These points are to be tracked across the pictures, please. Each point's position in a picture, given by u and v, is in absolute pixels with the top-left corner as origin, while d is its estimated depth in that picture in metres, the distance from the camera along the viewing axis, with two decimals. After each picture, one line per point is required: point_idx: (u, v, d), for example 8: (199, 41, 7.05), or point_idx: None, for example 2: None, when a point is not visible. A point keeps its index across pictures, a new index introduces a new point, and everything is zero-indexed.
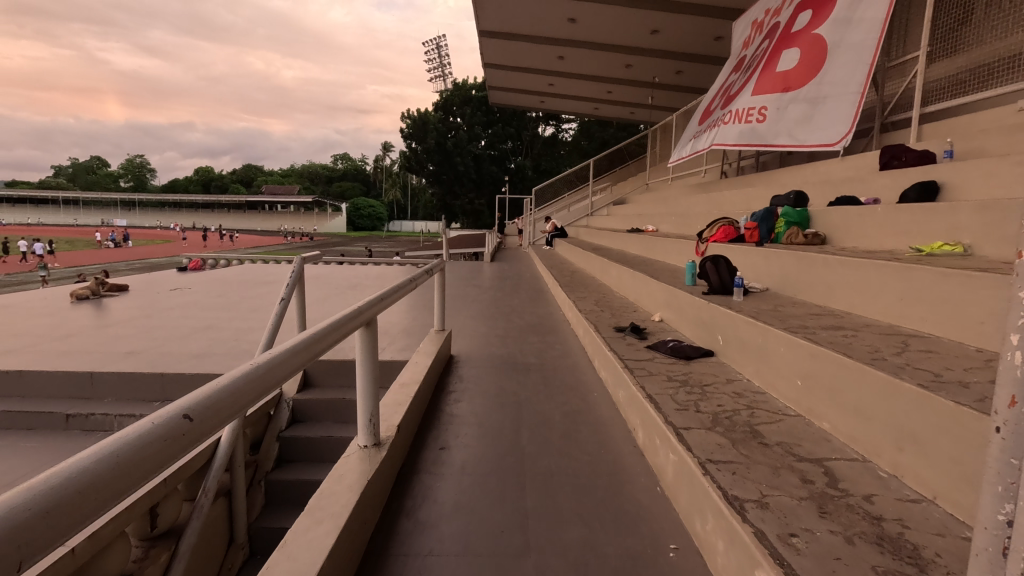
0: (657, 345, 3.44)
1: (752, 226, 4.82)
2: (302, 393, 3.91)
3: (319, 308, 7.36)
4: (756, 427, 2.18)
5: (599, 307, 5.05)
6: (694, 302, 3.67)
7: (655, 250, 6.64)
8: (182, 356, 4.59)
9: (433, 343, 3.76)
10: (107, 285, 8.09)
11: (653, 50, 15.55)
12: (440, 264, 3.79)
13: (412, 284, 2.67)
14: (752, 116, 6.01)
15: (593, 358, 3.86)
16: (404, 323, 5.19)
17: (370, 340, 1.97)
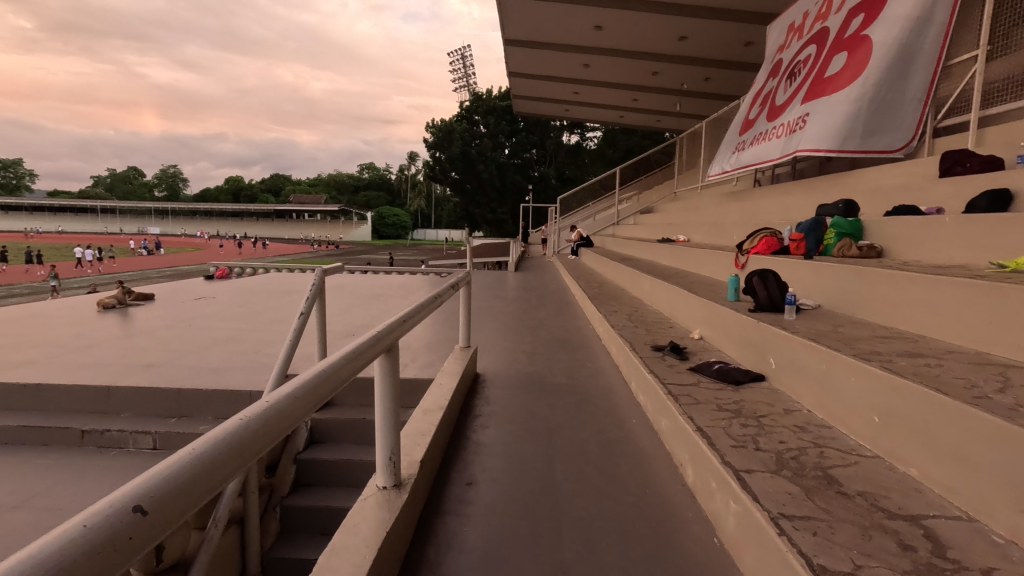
0: (700, 368, 3.17)
1: (799, 238, 4.50)
2: (321, 412, 3.72)
3: (341, 318, 7.24)
4: (828, 471, 1.90)
5: (633, 322, 4.78)
6: (739, 320, 3.39)
7: (689, 261, 6.35)
8: (200, 370, 4.45)
9: (458, 360, 3.56)
10: (133, 294, 8.12)
11: (681, 57, 15.24)
12: (465, 278, 3.58)
13: (435, 301, 2.46)
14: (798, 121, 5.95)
15: (629, 379, 3.60)
16: (427, 337, 5.00)
17: (392, 368, 1.75)
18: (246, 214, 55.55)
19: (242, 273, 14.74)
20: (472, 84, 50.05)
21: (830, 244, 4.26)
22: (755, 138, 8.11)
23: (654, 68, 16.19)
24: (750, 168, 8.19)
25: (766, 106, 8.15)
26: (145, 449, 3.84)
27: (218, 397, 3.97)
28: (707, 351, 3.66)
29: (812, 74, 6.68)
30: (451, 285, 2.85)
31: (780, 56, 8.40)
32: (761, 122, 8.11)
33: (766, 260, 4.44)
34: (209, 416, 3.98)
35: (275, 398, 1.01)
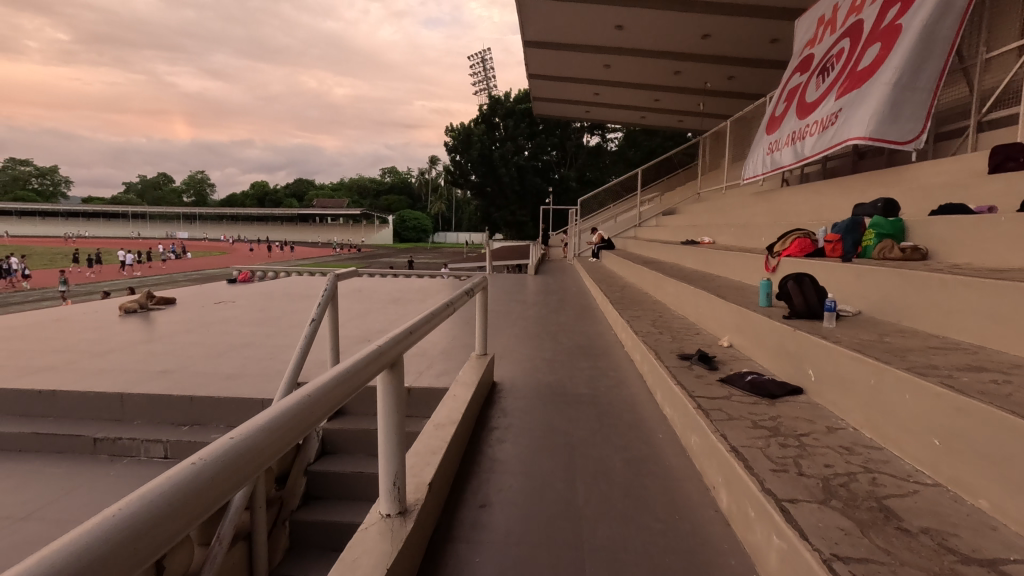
0: (732, 379, 2.96)
1: (835, 239, 4.25)
2: (334, 422, 3.60)
3: (359, 322, 7.18)
4: (885, 502, 1.69)
5: (658, 329, 4.57)
6: (773, 328, 3.17)
7: (716, 264, 6.11)
8: (213, 376, 4.39)
9: (473, 369, 3.41)
10: (155, 298, 8.18)
11: (704, 56, 14.92)
12: (480, 283, 3.43)
13: (445, 310, 2.30)
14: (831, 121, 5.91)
15: (654, 391, 3.40)
16: (444, 344, 4.86)
17: (398, 384, 1.60)
18: (271, 218, 56.46)
19: (264, 277, 14.85)
20: (492, 87, 50.08)
21: (869, 245, 4.01)
22: (787, 137, 7.83)
23: (676, 68, 15.87)
24: (780, 166, 7.92)
25: (797, 103, 7.85)
26: (156, 457, 3.78)
27: (229, 405, 3.88)
28: (738, 360, 3.44)
29: (846, 69, 6.39)
30: (464, 292, 2.70)
31: (810, 51, 8.08)
32: (792, 120, 7.82)
33: (800, 263, 4.20)
34: (221, 424, 3.90)
35: (249, 428, 0.88)
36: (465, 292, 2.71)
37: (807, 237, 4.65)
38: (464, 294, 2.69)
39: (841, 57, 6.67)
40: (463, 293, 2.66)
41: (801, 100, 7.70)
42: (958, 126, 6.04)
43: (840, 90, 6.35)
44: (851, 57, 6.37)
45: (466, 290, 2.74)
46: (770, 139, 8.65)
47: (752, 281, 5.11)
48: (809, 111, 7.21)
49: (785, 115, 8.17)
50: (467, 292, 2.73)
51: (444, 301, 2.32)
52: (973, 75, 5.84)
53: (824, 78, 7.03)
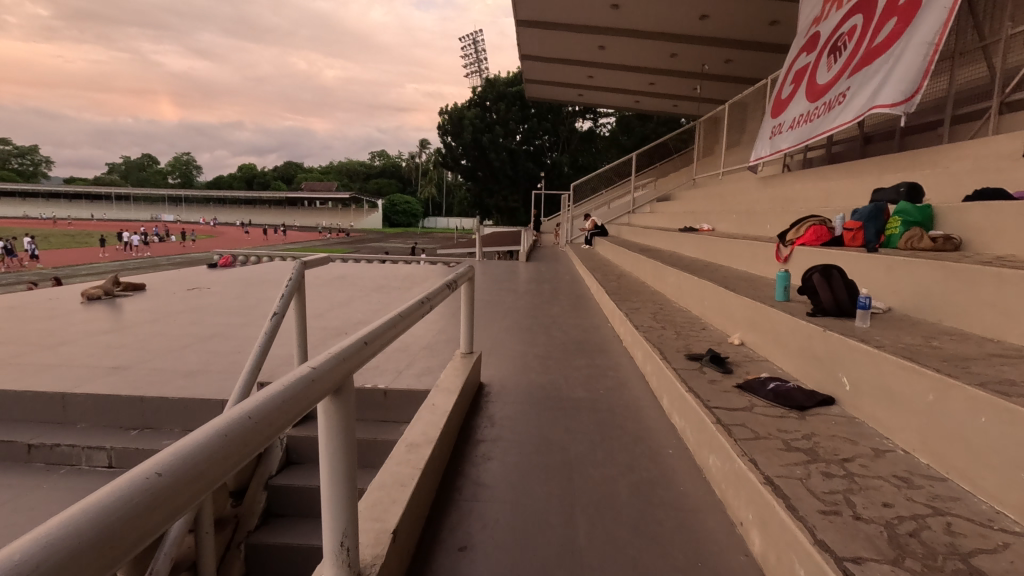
0: (752, 387, 2.60)
1: (856, 226, 3.88)
2: (301, 427, 3.20)
3: (339, 311, 6.77)
4: (973, 561, 1.33)
5: (660, 324, 4.20)
6: (796, 326, 2.81)
7: (719, 253, 5.74)
8: (169, 374, 3.96)
9: (456, 371, 3.03)
10: (121, 284, 7.68)
11: (702, 38, 14.44)
12: (464, 273, 3.03)
13: (418, 311, 1.90)
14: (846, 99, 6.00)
15: (660, 397, 3.05)
16: (427, 339, 4.45)
17: (344, 416, 1.19)
18: (258, 201, 55.32)
19: (246, 262, 14.36)
20: (483, 69, 49.00)
21: (895, 233, 3.65)
22: (795, 120, 7.46)
23: (673, 50, 15.39)
24: (786, 150, 7.55)
25: (806, 84, 7.45)
26: (101, 467, 3.38)
27: (184, 408, 3.46)
28: (754, 362, 3.09)
29: (858, 47, 5.98)
30: (439, 287, 2.30)
31: (817, 28, 7.62)
32: (801, 102, 7.44)
33: (818, 253, 3.83)
34: (174, 428, 3.49)
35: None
36: (441, 286, 2.31)
37: (823, 224, 4.28)
38: (439, 288, 2.30)
39: (853, 34, 6.23)
40: (437, 288, 2.26)
41: (811, 79, 7.30)
42: (978, 108, 5.66)
43: (853, 68, 5.98)
44: (864, 33, 5.95)
45: (443, 285, 2.34)
46: (776, 121, 8.27)
47: (761, 271, 4.74)
48: (820, 94, 6.82)
49: (794, 97, 7.78)
50: (444, 287, 2.33)
51: (413, 301, 1.91)
52: (995, 53, 5.48)
53: (836, 57, 6.61)
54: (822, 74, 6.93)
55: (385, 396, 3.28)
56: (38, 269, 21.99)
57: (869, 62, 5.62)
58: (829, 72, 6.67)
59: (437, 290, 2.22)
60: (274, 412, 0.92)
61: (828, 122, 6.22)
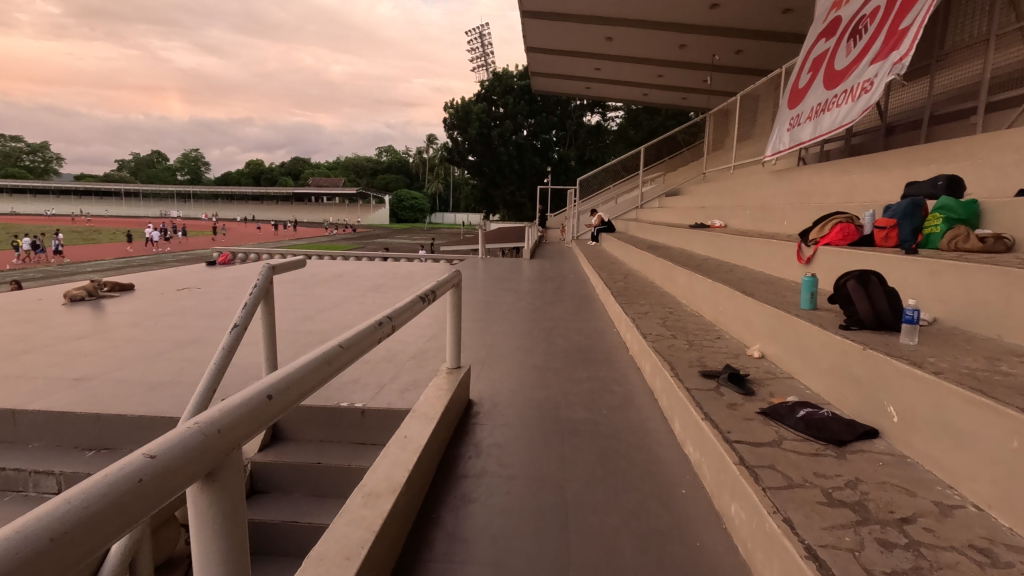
0: (780, 413, 2.23)
1: (889, 224, 3.49)
2: (268, 452, 2.88)
3: (331, 311, 6.45)
4: None
5: (670, 332, 3.82)
6: (827, 342, 2.44)
7: (735, 253, 5.34)
8: (132, 387, 3.63)
9: (439, 391, 2.68)
10: (108, 285, 7.40)
11: (713, 28, 13.95)
12: (450, 279, 2.67)
13: (377, 334, 1.54)
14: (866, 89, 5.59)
15: (672, 420, 2.68)
16: (415, 347, 4.09)
17: (221, 506, 0.83)
18: (265, 196, 55.26)
19: (246, 260, 14.14)
20: (490, 63, 48.49)
21: (935, 232, 3.27)
22: (813, 110, 7.02)
23: (682, 41, 14.90)
24: (803, 142, 7.13)
25: (824, 71, 7.00)
26: (50, 494, 3.07)
27: (142, 427, 3.14)
28: (778, 380, 2.71)
29: (880, 30, 5.54)
30: (411, 300, 1.95)
31: (836, 13, 7.15)
32: (819, 91, 7.00)
33: (847, 254, 3.44)
34: (132, 449, 3.17)
35: None
36: (414, 299, 1.95)
37: (851, 221, 3.88)
38: (411, 302, 1.94)
39: (875, 16, 5.78)
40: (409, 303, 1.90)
41: (830, 66, 6.84)
42: (1015, 94, 5.22)
43: (875, 53, 5.54)
44: (886, 15, 5.51)
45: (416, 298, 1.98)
46: (794, 111, 7.83)
47: (780, 273, 4.34)
48: (839, 81, 6.38)
49: (812, 86, 7.33)
50: (416, 300, 1.98)
51: (372, 320, 1.55)
52: None
53: (856, 42, 6.17)
54: (841, 61, 6.49)
55: (362, 416, 2.93)
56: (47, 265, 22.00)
57: (893, 47, 5.14)
58: (849, 58, 6.22)
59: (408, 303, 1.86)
60: (80, 528, 0.57)
61: (847, 113, 5.80)
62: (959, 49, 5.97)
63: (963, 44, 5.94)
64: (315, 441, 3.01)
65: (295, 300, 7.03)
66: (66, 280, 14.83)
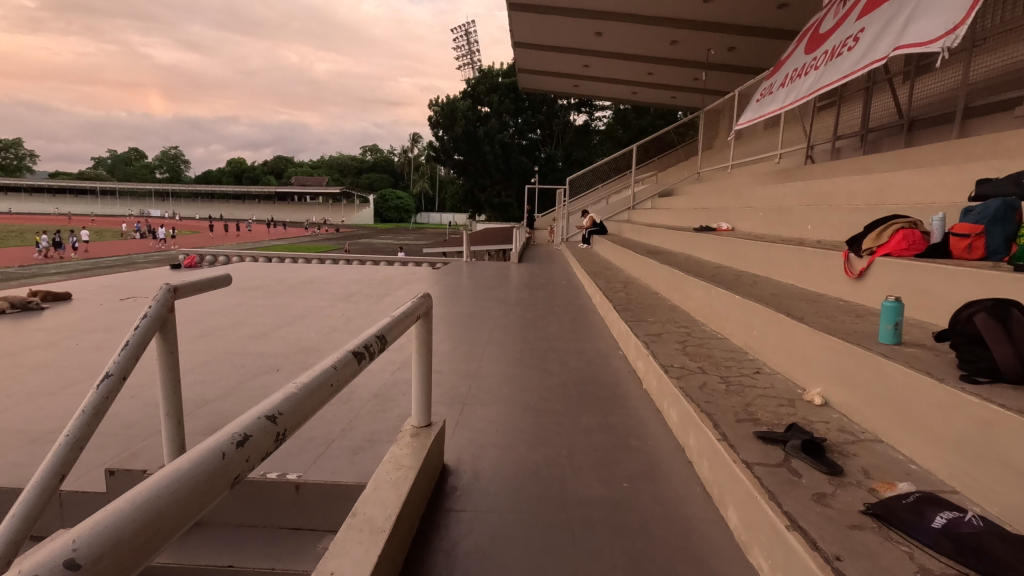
0: (906, 518, 1.49)
1: (974, 232, 2.77)
2: (163, 549, 2.09)
3: (292, 325, 5.62)
4: None
5: (698, 364, 3.07)
6: (946, 402, 1.72)
7: (758, 262, 4.61)
8: (7, 440, 2.80)
9: (396, 462, 1.90)
10: (40, 296, 6.49)
11: (707, 23, 13.29)
12: (415, 309, 1.89)
13: (232, 469, 0.77)
14: (847, 47, 4.87)
15: (725, 506, 1.93)
16: (378, 383, 3.29)
17: None
18: (246, 195, 53.88)
19: (215, 263, 13.20)
20: (475, 60, 47.51)
21: None
22: (790, 77, 6.35)
23: (674, 37, 14.23)
24: (774, 114, 6.47)
25: (807, 38, 6.28)
26: None
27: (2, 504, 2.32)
28: (863, 448, 1.99)
29: None
30: (327, 366, 1.15)
31: None
32: (800, 56, 6.27)
33: (923, 269, 2.72)
34: None
35: None
36: (332, 365, 1.16)
37: (914, 228, 3.18)
38: (329, 369, 1.14)
39: None
40: (327, 376, 1.11)
41: (814, 32, 6.11)
42: None
43: (864, 8, 4.76)
44: None
45: (334, 362, 1.18)
46: (771, 84, 7.13)
47: (821, 289, 3.65)
48: (820, 44, 5.68)
49: (793, 54, 6.63)
50: (336, 366, 1.17)
51: (210, 445, 0.77)
52: None
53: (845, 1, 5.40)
54: (826, 24, 5.75)
55: (296, 492, 2.15)
56: (17, 265, 20.85)
57: None
58: (835, 19, 5.49)
59: (315, 376, 1.08)
60: None
61: (825, 77, 5.10)
62: (999, 31, 5.31)
63: (1003, 25, 5.25)
64: (234, 524, 2.22)
65: (253, 312, 6.17)
66: (24, 282, 13.83)
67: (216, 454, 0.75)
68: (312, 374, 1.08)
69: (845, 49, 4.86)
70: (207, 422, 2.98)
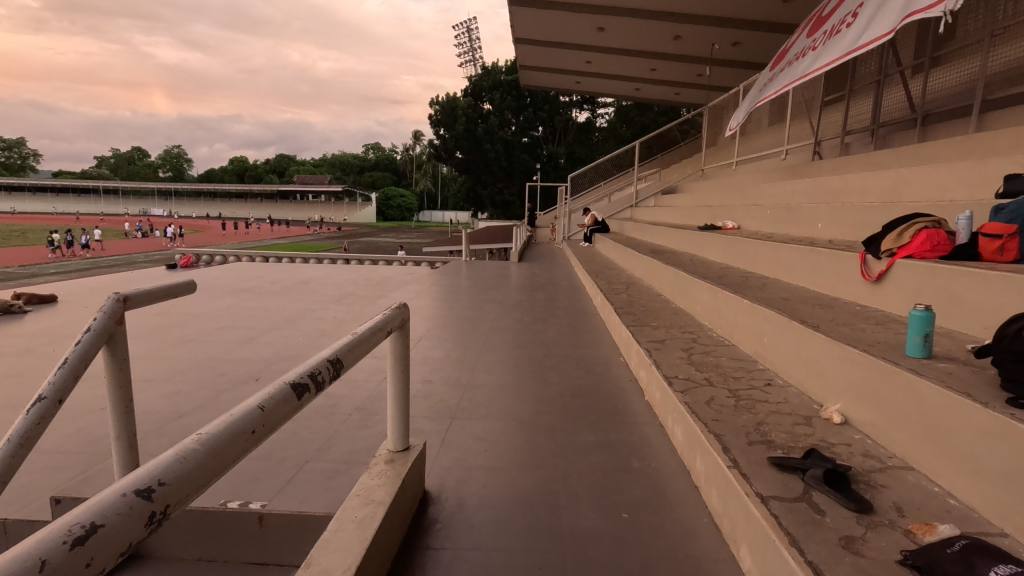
0: (953, 571, 1.24)
1: (1008, 232, 2.55)
2: None
3: (281, 329, 5.43)
4: None
5: (704, 375, 2.85)
6: (993, 431, 1.50)
7: (766, 263, 4.38)
8: None
9: (365, 496, 1.68)
10: (25, 299, 6.32)
11: (711, 18, 13.03)
12: (386, 323, 1.67)
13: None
14: (845, 25, 4.59)
15: (739, 546, 1.70)
16: (361, 396, 3.08)
17: None
18: (248, 194, 53.82)
19: (212, 264, 13.04)
20: (477, 58, 47.33)
21: None
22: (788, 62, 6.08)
23: (677, 32, 13.98)
24: (770, 101, 6.21)
25: (808, 21, 6.01)
26: None
27: None
28: (893, 477, 1.77)
29: None
30: (250, 407, 0.94)
31: None
32: (800, 41, 6.00)
33: (952, 273, 2.49)
34: None
35: None
36: (256, 406, 0.94)
37: (938, 227, 2.95)
38: (251, 411, 0.92)
39: None
40: (245, 423, 0.89)
41: (815, 15, 5.84)
42: None
43: None
44: None
45: (261, 401, 0.97)
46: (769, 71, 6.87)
47: (835, 292, 3.42)
48: (821, 26, 5.41)
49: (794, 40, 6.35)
50: (263, 406, 0.95)
51: (27, 549, 0.54)
52: None
53: None
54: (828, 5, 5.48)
55: (259, 523, 1.94)
56: (17, 265, 20.77)
57: None
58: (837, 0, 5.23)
59: (227, 424, 0.86)
60: None
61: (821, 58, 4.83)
62: (1018, 20, 5.07)
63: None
64: (192, 558, 2.02)
65: (242, 316, 5.98)
66: (22, 283, 13.72)
67: (34, 563, 0.52)
68: (222, 423, 0.86)
69: (843, 26, 4.59)
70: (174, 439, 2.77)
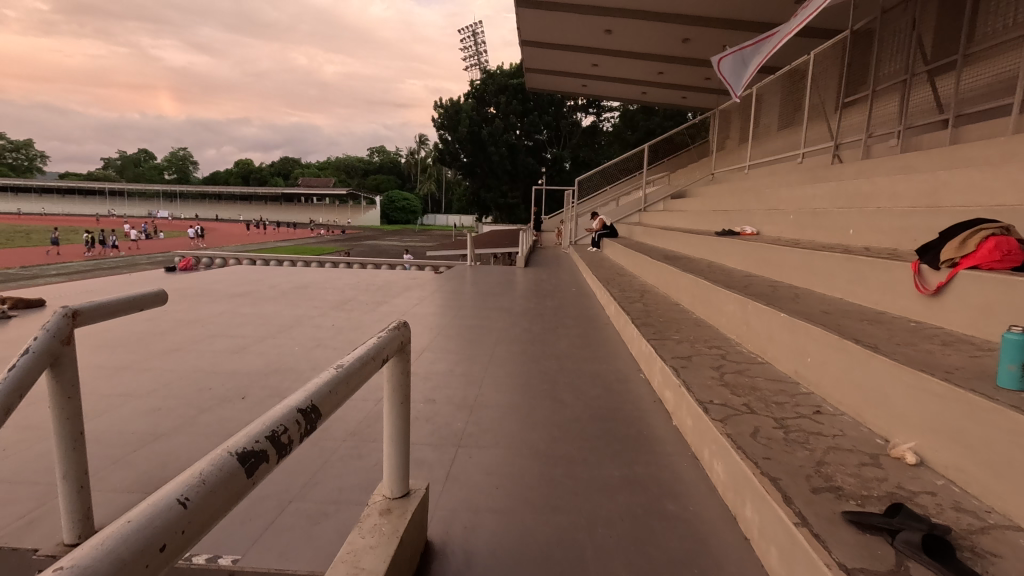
0: None
1: None
2: None
3: (276, 337, 5.11)
4: None
5: (742, 400, 2.52)
6: None
7: (796, 272, 4.04)
8: None
9: (352, 562, 1.35)
10: (10, 303, 6.04)
11: (722, 19, 12.71)
12: (379, 349, 1.35)
13: None
14: None
15: None
16: (357, 419, 2.76)
17: None
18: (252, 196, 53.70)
19: (211, 265, 12.79)
20: (482, 61, 47.27)
21: None
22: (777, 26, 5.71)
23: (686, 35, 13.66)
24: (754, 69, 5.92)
25: None
26: None
27: None
28: (1003, 543, 1.44)
29: None
30: (165, 503, 0.63)
31: None
32: None
33: None
34: None
35: None
36: (175, 500, 0.64)
37: (1005, 235, 2.63)
38: (166, 510, 0.62)
39: None
40: (151, 536, 0.58)
41: None
42: None
43: None
44: None
45: (185, 492, 0.66)
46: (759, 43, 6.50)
47: (882, 305, 3.09)
48: None
49: None
50: (187, 499, 0.65)
51: None
52: None
53: None
54: None
55: None
56: (19, 265, 20.59)
57: None
58: None
59: (114, 547, 0.55)
60: None
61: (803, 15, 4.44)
62: None
63: None
64: None
65: (236, 322, 5.66)
66: (23, 283, 13.57)
67: None
68: (108, 543, 0.55)
69: None
70: (144, 467, 2.44)
